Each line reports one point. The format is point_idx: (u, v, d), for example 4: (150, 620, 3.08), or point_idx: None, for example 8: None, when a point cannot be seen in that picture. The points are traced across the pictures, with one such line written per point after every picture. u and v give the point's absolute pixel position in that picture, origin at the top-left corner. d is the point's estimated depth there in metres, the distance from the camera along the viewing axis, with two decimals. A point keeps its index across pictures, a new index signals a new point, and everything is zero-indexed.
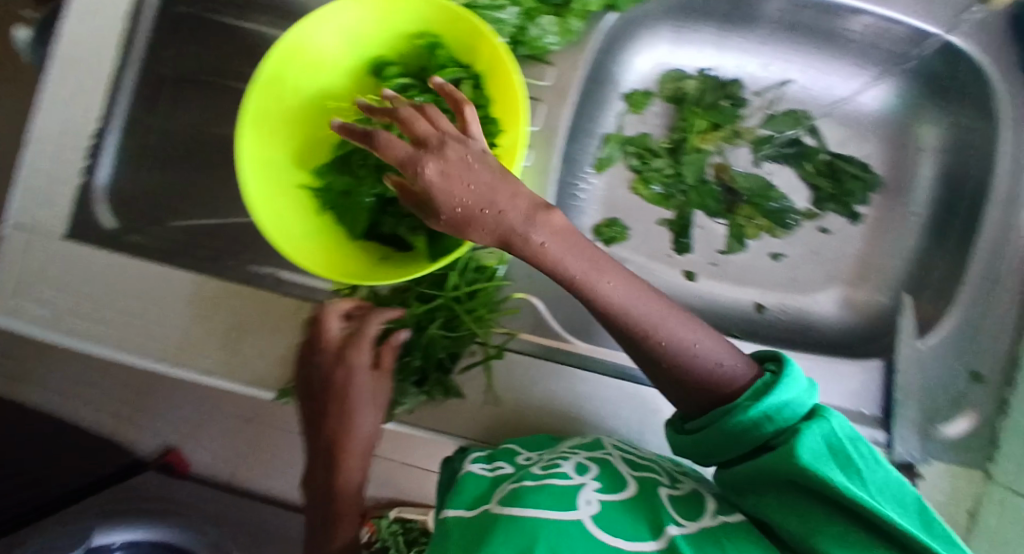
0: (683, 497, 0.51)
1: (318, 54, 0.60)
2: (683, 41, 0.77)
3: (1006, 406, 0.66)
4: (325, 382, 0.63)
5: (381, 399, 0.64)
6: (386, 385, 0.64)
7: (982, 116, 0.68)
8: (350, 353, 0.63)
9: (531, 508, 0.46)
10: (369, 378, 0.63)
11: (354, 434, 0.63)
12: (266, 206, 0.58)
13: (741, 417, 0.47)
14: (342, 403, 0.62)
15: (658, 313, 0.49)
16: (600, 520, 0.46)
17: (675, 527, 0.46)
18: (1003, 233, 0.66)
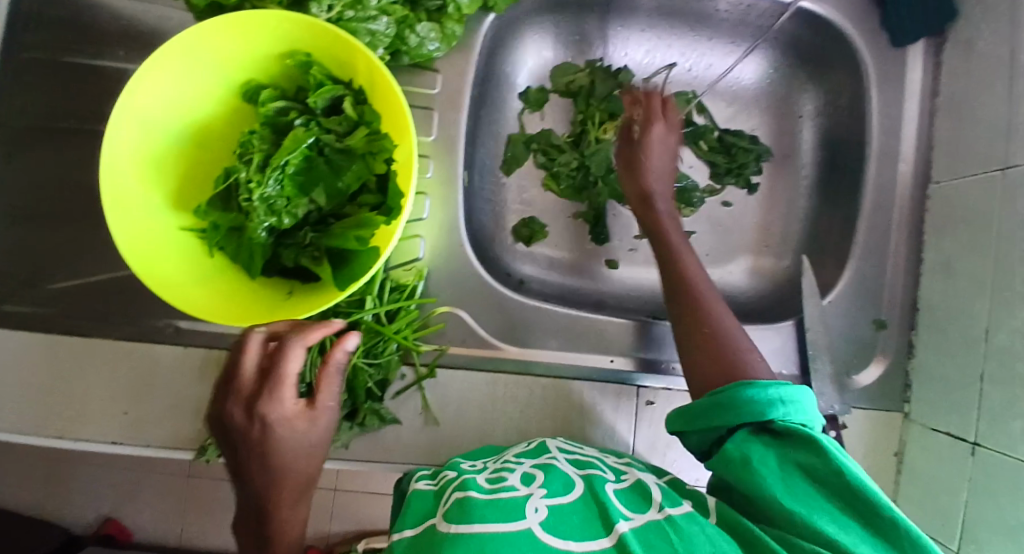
0: (627, 491, 0.49)
1: (182, 87, 0.57)
2: (568, 36, 0.78)
3: (911, 348, 0.69)
4: (245, 426, 0.48)
5: (320, 442, 0.50)
6: (332, 420, 0.51)
7: (851, 78, 0.73)
8: (285, 387, 0.49)
9: (476, 521, 0.42)
10: (309, 412, 0.50)
11: (294, 486, 0.49)
12: (147, 257, 0.56)
13: (757, 391, 0.49)
14: (264, 452, 0.48)
15: (713, 300, 0.59)
16: (549, 524, 0.43)
17: (624, 522, 0.44)
18: (884, 187, 0.70)
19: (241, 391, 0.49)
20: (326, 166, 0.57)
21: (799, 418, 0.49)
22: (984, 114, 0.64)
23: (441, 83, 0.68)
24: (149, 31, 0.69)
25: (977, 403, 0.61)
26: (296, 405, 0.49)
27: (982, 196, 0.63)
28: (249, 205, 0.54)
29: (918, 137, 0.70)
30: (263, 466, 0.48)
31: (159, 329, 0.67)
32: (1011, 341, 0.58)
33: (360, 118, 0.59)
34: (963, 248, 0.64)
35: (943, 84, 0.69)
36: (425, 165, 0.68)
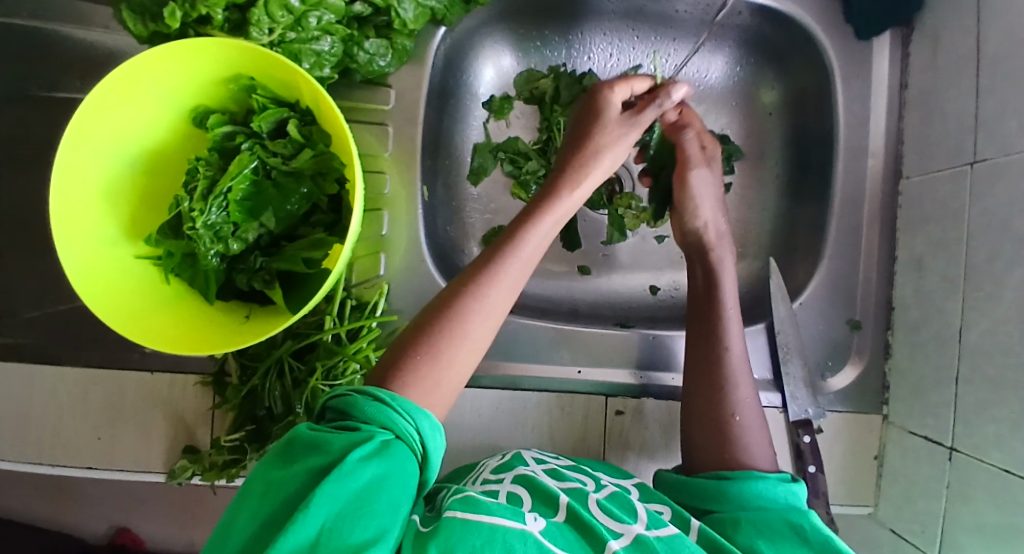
0: (609, 504, 0.54)
1: (130, 117, 0.57)
2: (527, 43, 0.78)
3: (888, 349, 0.67)
4: (574, 133, 0.62)
5: (602, 148, 0.59)
6: (625, 139, 0.60)
7: (817, 73, 0.71)
8: (609, 103, 0.62)
9: (484, 514, 0.47)
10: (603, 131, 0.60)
11: (566, 202, 0.57)
12: (101, 287, 0.57)
13: (734, 476, 0.53)
14: (596, 151, 0.59)
15: (739, 361, 0.60)
16: (549, 534, 0.48)
17: (614, 540, 0.49)
18: (853, 183, 0.69)
19: (586, 106, 0.63)
20: (274, 190, 0.58)
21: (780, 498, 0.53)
22: (951, 105, 0.62)
23: (395, 98, 0.67)
24: (99, 56, 0.68)
25: (952, 407, 0.59)
26: (617, 118, 0.61)
27: (951, 190, 0.61)
28: (193, 232, 0.54)
29: (887, 131, 0.69)
30: (595, 155, 0.59)
31: (125, 354, 0.67)
32: (983, 340, 0.56)
33: (306, 139, 0.59)
34: (934, 244, 0.62)
35: (912, 76, 0.67)
36: (382, 181, 0.68)
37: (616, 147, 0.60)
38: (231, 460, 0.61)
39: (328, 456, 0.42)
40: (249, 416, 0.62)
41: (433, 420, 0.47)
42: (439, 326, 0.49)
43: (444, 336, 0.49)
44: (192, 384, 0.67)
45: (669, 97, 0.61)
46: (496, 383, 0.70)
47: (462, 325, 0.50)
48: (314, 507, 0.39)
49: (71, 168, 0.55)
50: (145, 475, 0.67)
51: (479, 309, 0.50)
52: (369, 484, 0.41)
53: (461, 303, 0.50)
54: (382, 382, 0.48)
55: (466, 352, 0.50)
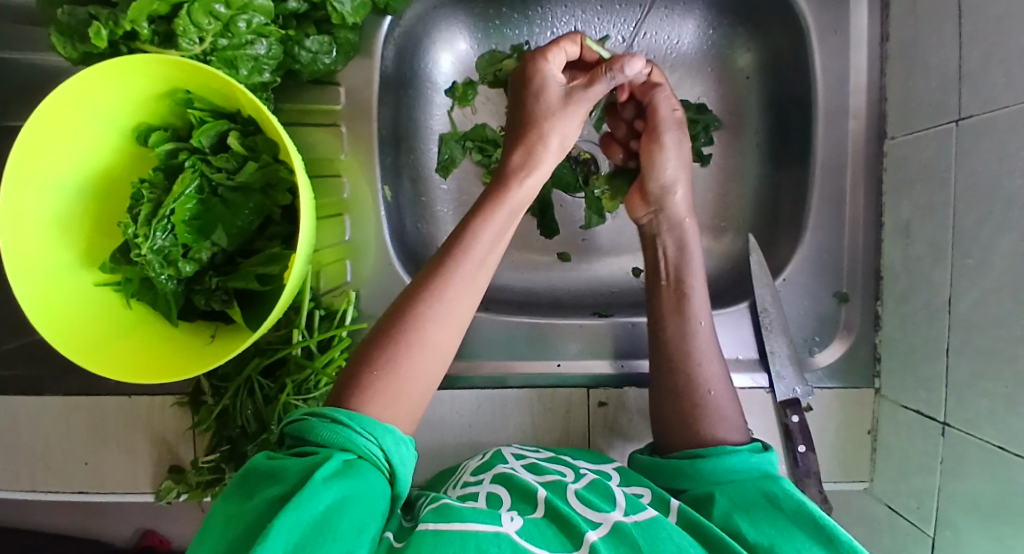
0: (588, 494, 0.53)
1: (70, 143, 0.55)
2: (486, 22, 0.74)
3: (879, 321, 0.65)
4: (517, 116, 0.59)
5: (549, 131, 0.56)
6: (573, 116, 0.57)
7: (791, 31, 0.67)
8: (547, 79, 0.58)
9: (458, 521, 0.46)
10: (548, 113, 0.57)
11: (519, 191, 0.54)
12: (61, 318, 0.56)
13: (706, 451, 0.53)
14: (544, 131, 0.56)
15: (707, 339, 0.60)
16: (526, 533, 0.47)
17: (592, 531, 0.48)
18: (834, 148, 0.65)
19: (523, 87, 0.59)
20: (222, 206, 0.56)
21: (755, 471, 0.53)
22: (934, 58, 0.57)
23: (345, 96, 0.65)
24: (36, 79, 0.66)
25: (944, 380, 0.57)
26: (559, 97, 0.58)
27: (937, 151, 0.57)
28: (141, 258, 0.53)
29: (869, 89, 0.64)
30: (542, 139, 0.56)
31: (102, 380, 0.67)
32: (974, 311, 0.53)
33: (251, 151, 0.56)
34: (921, 210, 0.59)
35: (893, 27, 0.63)
36: (340, 185, 0.65)
37: (563, 127, 0.57)
38: (209, 480, 0.61)
39: (287, 484, 0.41)
40: (225, 435, 0.62)
41: (396, 434, 0.45)
42: (395, 336, 0.48)
43: (400, 348, 0.47)
44: (169, 405, 0.66)
45: (622, 70, 0.58)
46: (476, 383, 0.68)
47: (417, 334, 0.48)
48: (272, 537, 0.37)
49: (15, 201, 0.54)
50: (134, 496, 0.67)
51: (436, 313, 0.49)
52: (331, 507, 0.40)
53: (416, 310, 0.49)
54: (340, 401, 0.46)
55: (425, 361, 0.48)
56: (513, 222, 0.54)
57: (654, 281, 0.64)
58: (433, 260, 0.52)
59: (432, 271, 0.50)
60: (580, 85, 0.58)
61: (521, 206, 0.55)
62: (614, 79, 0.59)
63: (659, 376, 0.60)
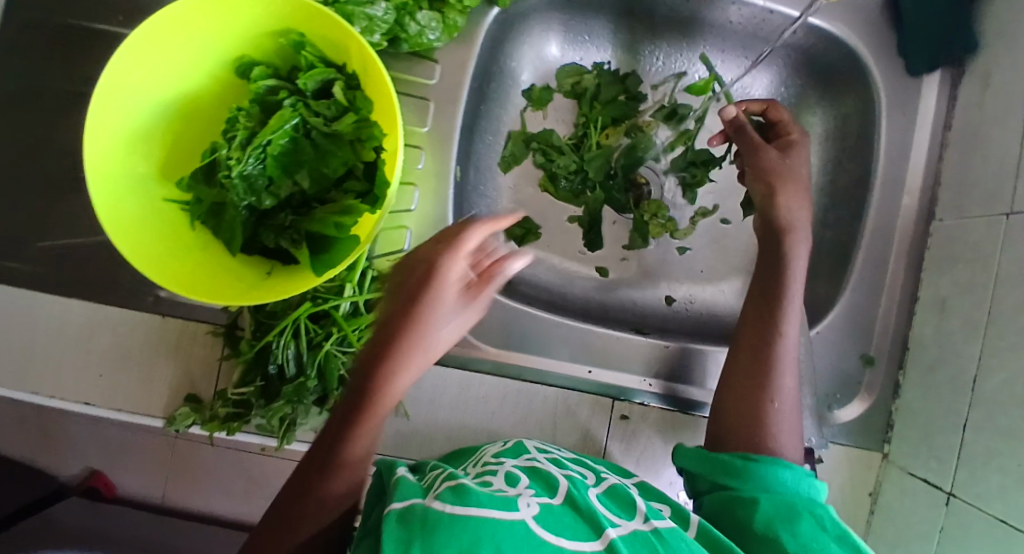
0: (607, 498, 0.51)
1: (176, 60, 0.56)
2: (576, 37, 0.77)
3: (898, 389, 0.68)
4: (405, 278, 0.47)
5: (424, 344, 0.46)
6: (458, 323, 0.48)
7: (861, 103, 0.71)
8: (447, 271, 0.47)
9: (473, 506, 0.42)
10: (413, 314, 0.45)
11: (392, 391, 0.46)
12: (124, 226, 0.56)
13: (766, 460, 0.53)
14: (418, 325, 0.46)
15: (792, 348, 0.60)
16: (542, 521, 0.44)
17: (612, 528, 0.45)
18: (885, 218, 0.69)
19: (416, 265, 0.48)
20: (311, 149, 0.58)
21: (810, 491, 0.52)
22: (994, 151, 0.61)
23: (439, 74, 0.67)
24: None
25: (957, 451, 0.59)
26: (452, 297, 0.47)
27: (985, 236, 0.61)
28: (228, 180, 0.55)
29: (926, 170, 0.68)
30: (424, 349, 0.46)
31: (139, 297, 0.67)
32: (999, 390, 0.56)
33: (350, 104, 0.59)
34: (961, 288, 0.63)
35: (957, 117, 0.67)
36: (417, 156, 0.67)
37: (433, 342, 0.46)
38: (235, 412, 0.62)
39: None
40: (262, 372, 0.63)
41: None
42: (307, 491, 0.46)
43: (302, 510, 0.45)
44: (202, 334, 0.67)
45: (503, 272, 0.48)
46: (505, 372, 0.70)
47: (320, 492, 0.46)
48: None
49: (107, 103, 0.54)
50: (142, 419, 0.66)
51: (339, 475, 0.46)
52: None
53: (319, 478, 0.46)
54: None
55: (320, 520, 0.46)
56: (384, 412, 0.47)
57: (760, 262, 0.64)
58: (331, 428, 0.47)
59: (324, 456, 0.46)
60: (477, 279, 0.48)
61: (405, 387, 0.47)
62: (501, 281, 0.48)
63: None
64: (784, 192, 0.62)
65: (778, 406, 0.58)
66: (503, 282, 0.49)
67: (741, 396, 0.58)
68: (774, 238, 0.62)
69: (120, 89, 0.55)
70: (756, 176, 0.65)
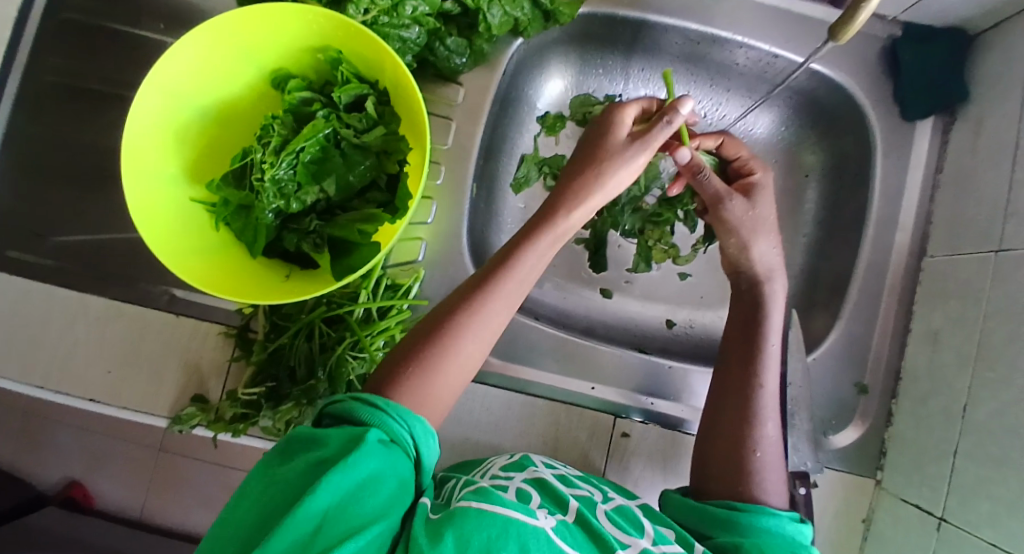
0: (617, 516, 0.52)
1: (217, 67, 0.59)
2: (591, 69, 0.81)
3: (891, 417, 0.70)
4: (579, 149, 0.61)
5: (606, 173, 0.57)
6: (633, 162, 0.57)
7: (859, 144, 0.75)
8: (619, 126, 0.60)
9: (499, 506, 0.45)
10: (610, 153, 0.58)
11: (565, 224, 0.55)
12: (153, 222, 0.57)
13: (750, 509, 0.54)
14: (604, 159, 0.57)
15: (772, 399, 0.60)
16: (560, 532, 0.46)
17: (622, 549, 0.47)
18: (880, 253, 0.72)
19: (598, 124, 0.61)
20: (340, 158, 0.60)
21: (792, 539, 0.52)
22: (983, 194, 0.65)
23: (463, 96, 0.70)
24: (190, 10, 0.71)
25: (948, 479, 0.61)
26: (624, 141, 0.58)
27: (974, 274, 0.64)
28: (260, 184, 0.57)
29: (918, 209, 0.72)
30: (598, 178, 0.57)
31: (156, 295, 0.68)
32: (989, 420, 0.59)
33: (380, 117, 0.61)
34: (952, 322, 0.66)
35: (948, 162, 0.71)
36: (436, 171, 0.70)
37: (621, 169, 0.57)
38: (241, 413, 0.62)
39: (328, 451, 0.43)
40: (273, 373, 0.64)
41: (427, 425, 0.47)
42: (436, 337, 0.50)
43: (435, 352, 0.50)
44: (214, 334, 0.67)
45: (677, 114, 0.57)
46: (510, 385, 0.72)
47: (452, 343, 0.50)
48: (318, 494, 0.40)
49: (149, 102, 0.56)
50: (147, 418, 0.66)
51: (472, 331, 0.51)
52: (371, 476, 0.41)
53: (454, 322, 0.50)
54: (378, 389, 0.49)
55: (455, 371, 0.50)
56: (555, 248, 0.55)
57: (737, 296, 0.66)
58: (474, 278, 0.53)
59: (458, 303, 0.51)
60: (642, 132, 0.59)
61: (570, 228, 0.56)
62: (671, 126, 0.57)
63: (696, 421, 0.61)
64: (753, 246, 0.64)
65: (766, 433, 0.59)
66: (673, 129, 0.58)
67: (737, 419, 0.59)
68: (753, 292, 0.64)
69: (161, 91, 0.57)
70: (723, 228, 0.65)
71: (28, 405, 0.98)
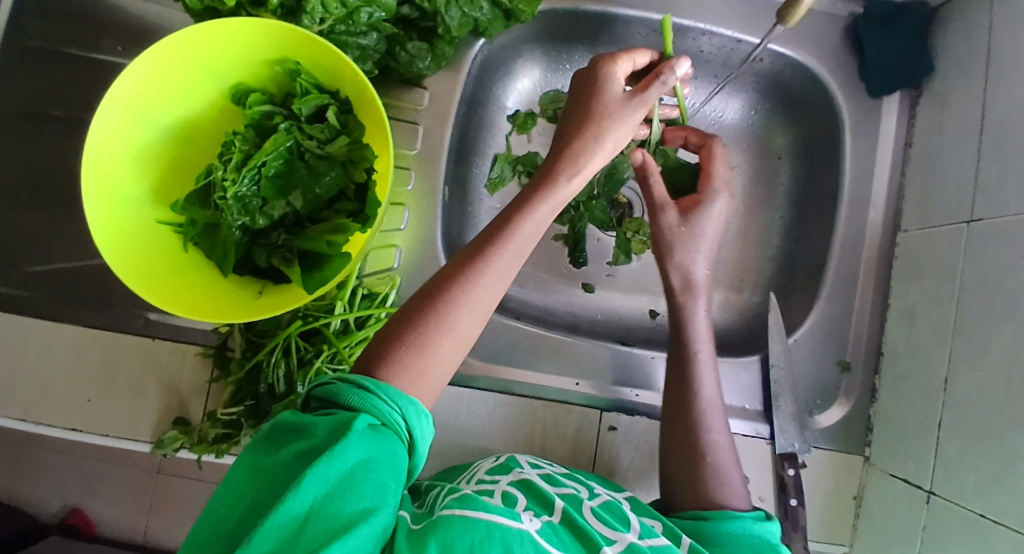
0: (603, 512, 0.52)
1: (176, 87, 0.58)
2: (558, 65, 0.79)
3: (876, 393, 0.70)
4: (571, 109, 0.58)
5: (607, 130, 0.55)
6: (631, 118, 0.56)
7: (827, 124, 0.75)
8: (612, 82, 0.58)
9: (482, 511, 0.45)
10: (608, 108, 0.56)
11: (568, 187, 0.54)
12: (119, 247, 0.57)
13: (714, 516, 0.53)
14: (599, 123, 0.55)
15: (712, 407, 0.60)
16: (545, 534, 0.46)
17: (607, 546, 0.47)
18: (854, 231, 0.72)
19: (587, 81, 0.59)
20: (305, 170, 0.60)
21: (760, 538, 0.52)
22: (952, 167, 0.65)
23: (428, 99, 0.70)
24: (150, 29, 0.70)
25: (934, 452, 0.61)
26: (621, 97, 0.57)
27: (947, 248, 0.64)
28: (223, 202, 0.57)
29: (890, 185, 0.72)
30: (598, 137, 0.55)
31: (129, 319, 0.67)
32: (968, 393, 0.59)
33: (343, 127, 0.61)
34: (928, 297, 0.66)
35: (916, 137, 0.71)
36: (406, 177, 0.70)
37: (619, 128, 0.55)
38: (223, 433, 0.62)
39: (314, 441, 0.41)
40: (253, 391, 0.63)
41: (419, 406, 0.44)
42: (430, 313, 0.47)
43: (430, 327, 0.46)
44: (192, 355, 0.66)
45: (671, 73, 0.57)
46: (494, 387, 0.71)
47: (447, 316, 0.47)
48: (303, 487, 0.38)
49: (107, 126, 0.56)
50: (130, 443, 0.65)
51: (468, 301, 0.47)
52: (358, 466, 0.40)
53: (447, 293, 0.47)
54: (367, 369, 0.45)
55: (450, 345, 0.47)
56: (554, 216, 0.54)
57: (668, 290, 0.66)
58: (468, 246, 0.50)
59: (454, 273, 0.48)
60: (637, 88, 0.58)
61: (569, 194, 0.54)
62: (666, 85, 0.57)
63: (678, 409, 0.61)
64: (682, 248, 0.65)
65: (712, 436, 0.59)
66: (667, 88, 0.57)
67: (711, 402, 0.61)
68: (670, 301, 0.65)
69: (119, 113, 0.56)
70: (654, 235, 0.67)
71: (15, 436, 0.97)
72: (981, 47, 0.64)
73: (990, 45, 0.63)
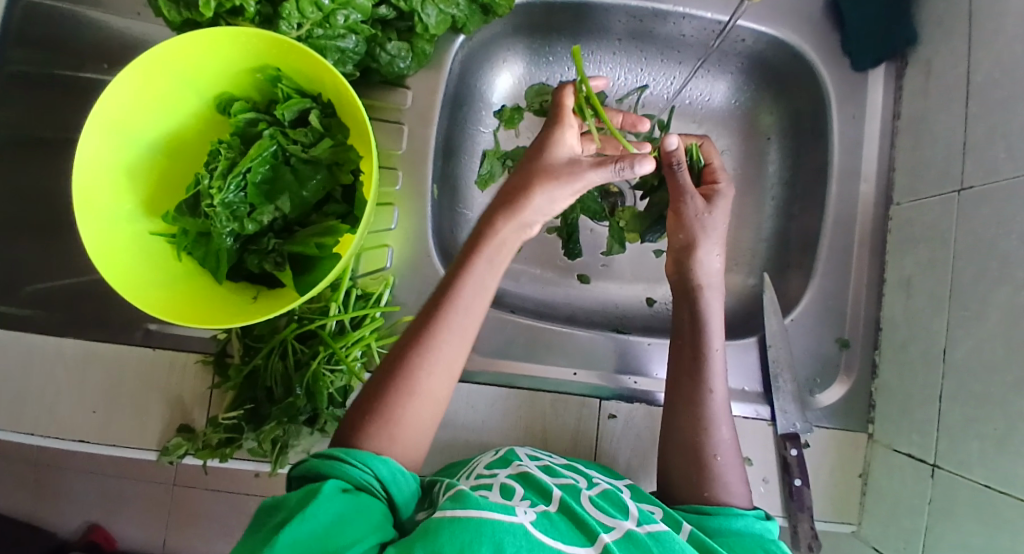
0: (602, 501, 0.52)
1: (161, 101, 0.59)
2: (540, 59, 0.80)
3: (876, 368, 0.70)
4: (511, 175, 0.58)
5: (538, 189, 0.54)
6: (573, 186, 0.55)
7: (813, 98, 0.74)
8: (559, 152, 0.57)
9: (475, 507, 0.45)
10: (540, 175, 0.55)
11: (495, 236, 0.54)
12: (114, 259, 0.58)
13: (715, 512, 0.53)
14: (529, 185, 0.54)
15: (723, 404, 0.60)
16: (541, 525, 0.46)
17: (605, 533, 0.47)
18: (847, 205, 0.72)
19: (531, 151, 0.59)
20: (291, 175, 0.61)
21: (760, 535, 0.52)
22: (941, 133, 0.65)
23: (411, 99, 0.70)
24: (134, 45, 0.72)
25: (936, 422, 0.61)
26: (564, 166, 0.56)
27: (940, 215, 0.64)
28: (211, 209, 0.58)
29: (880, 157, 0.72)
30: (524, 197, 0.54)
31: (130, 331, 0.68)
32: (969, 358, 0.58)
33: (326, 129, 0.62)
34: (923, 266, 0.65)
35: (904, 107, 0.71)
36: (394, 176, 0.70)
37: (555, 191, 0.55)
38: (226, 438, 0.62)
39: (289, 509, 0.44)
40: (253, 396, 0.64)
41: (392, 465, 0.47)
42: (391, 381, 0.50)
43: (392, 395, 0.49)
44: (192, 363, 0.67)
45: (631, 166, 0.54)
46: (490, 381, 0.71)
47: (409, 383, 0.49)
48: (276, 545, 0.40)
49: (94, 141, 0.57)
50: (136, 454, 0.66)
51: (427, 366, 0.50)
52: (333, 523, 0.42)
53: (408, 362, 0.50)
54: (344, 441, 0.49)
55: (420, 408, 0.49)
56: (497, 267, 0.54)
57: (682, 290, 0.65)
58: (421, 312, 0.53)
59: (413, 339, 0.51)
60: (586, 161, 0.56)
61: (502, 242, 0.54)
62: (623, 174, 0.55)
63: (682, 399, 0.60)
64: (703, 246, 0.64)
65: (720, 435, 0.58)
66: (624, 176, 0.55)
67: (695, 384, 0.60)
68: (684, 296, 0.65)
69: (104, 129, 0.57)
70: (677, 224, 0.66)
71: (33, 457, 0.99)
72: (964, 9, 0.63)
73: (971, 6, 0.63)
